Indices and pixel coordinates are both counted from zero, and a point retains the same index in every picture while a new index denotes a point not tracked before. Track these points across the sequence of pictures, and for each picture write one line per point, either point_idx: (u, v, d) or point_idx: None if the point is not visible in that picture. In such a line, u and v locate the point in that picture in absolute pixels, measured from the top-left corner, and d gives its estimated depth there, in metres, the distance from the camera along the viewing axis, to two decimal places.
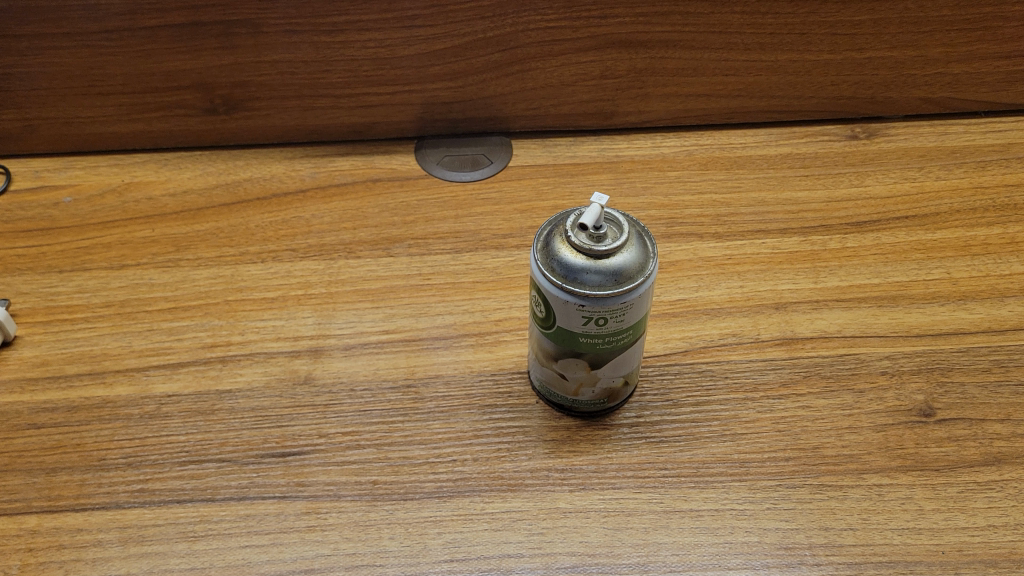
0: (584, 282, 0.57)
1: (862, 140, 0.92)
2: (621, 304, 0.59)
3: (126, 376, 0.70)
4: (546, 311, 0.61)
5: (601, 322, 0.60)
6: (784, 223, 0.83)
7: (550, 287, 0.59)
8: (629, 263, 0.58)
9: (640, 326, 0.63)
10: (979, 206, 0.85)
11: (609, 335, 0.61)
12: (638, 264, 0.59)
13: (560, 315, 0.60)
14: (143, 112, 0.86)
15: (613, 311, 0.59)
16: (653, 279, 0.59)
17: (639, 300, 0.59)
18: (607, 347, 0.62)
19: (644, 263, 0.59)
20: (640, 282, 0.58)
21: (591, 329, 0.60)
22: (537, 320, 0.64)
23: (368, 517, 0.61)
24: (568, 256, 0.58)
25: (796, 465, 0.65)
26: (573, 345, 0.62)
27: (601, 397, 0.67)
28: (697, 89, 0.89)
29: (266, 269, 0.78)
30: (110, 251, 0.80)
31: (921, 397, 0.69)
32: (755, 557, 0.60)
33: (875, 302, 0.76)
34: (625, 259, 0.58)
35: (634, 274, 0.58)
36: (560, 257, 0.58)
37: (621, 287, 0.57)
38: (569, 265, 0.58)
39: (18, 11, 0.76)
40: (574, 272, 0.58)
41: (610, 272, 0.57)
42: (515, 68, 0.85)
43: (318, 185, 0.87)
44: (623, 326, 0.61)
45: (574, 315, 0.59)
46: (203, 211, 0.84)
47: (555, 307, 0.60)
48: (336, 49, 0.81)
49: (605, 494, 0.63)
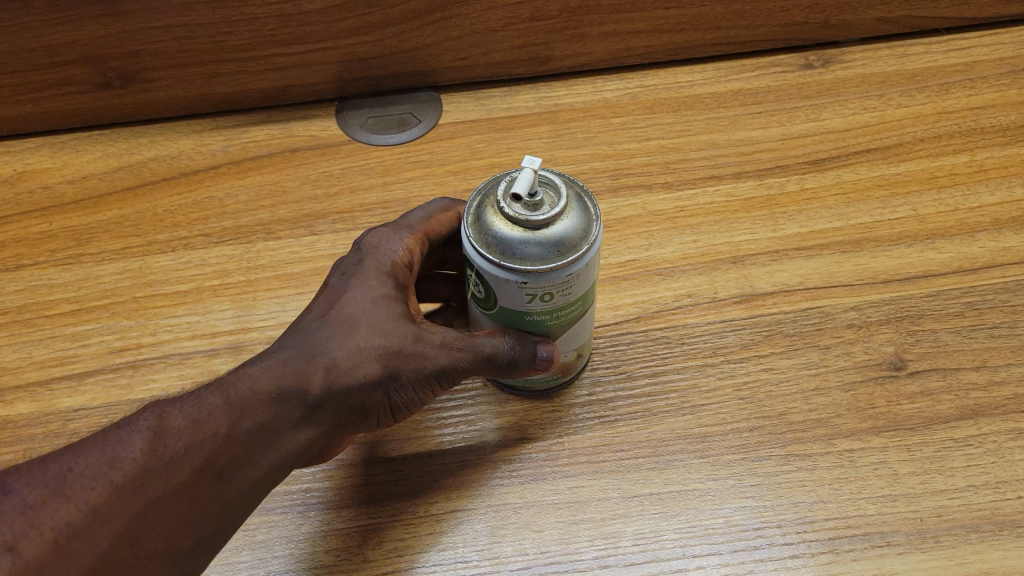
0: (524, 259, 0.50)
1: (818, 69, 0.87)
2: (567, 277, 0.52)
3: (28, 392, 0.63)
4: (485, 291, 0.54)
5: (546, 297, 0.53)
6: (737, 166, 0.78)
7: (486, 266, 0.52)
8: (572, 230, 0.51)
9: (589, 293, 0.56)
10: (944, 133, 0.79)
11: (558, 309, 0.55)
12: (581, 229, 0.52)
13: (501, 295, 0.53)
14: (29, 92, 0.78)
15: (560, 285, 0.52)
16: (598, 243, 0.53)
17: (586, 269, 0.53)
18: (556, 322, 0.56)
19: (587, 226, 0.52)
20: (586, 249, 0.51)
21: (536, 306, 0.54)
22: (474, 299, 0.56)
23: (301, 531, 0.56)
24: (502, 229, 0.50)
25: (760, 435, 0.60)
26: (519, 323, 0.56)
27: (555, 373, 0.61)
28: (637, 25, 0.82)
29: (178, 258, 0.71)
30: (4, 251, 0.72)
31: (891, 348, 0.64)
32: (719, 540, 0.55)
33: (839, 248, 0.71)
34: (567, 226, 0.51)
35: (578, 241, 0.51)
36: (493, 231, 0.51)
37: (567, 259, 0.51)
38: (506, 241, 0.50)
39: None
40: (513, 250, 0.50)
41: (551, 243, 0.50)
42: (436, 16, 0.77)
43: (231, 160, 0.79)
44: (573, 297, 0.54)
45: (516, 293, 0.52)
46: (106, 198, 0.76)
47: (494, 286, 0.53)
48: (234, 7, 0.72)
49: (558, 484, 0.58)
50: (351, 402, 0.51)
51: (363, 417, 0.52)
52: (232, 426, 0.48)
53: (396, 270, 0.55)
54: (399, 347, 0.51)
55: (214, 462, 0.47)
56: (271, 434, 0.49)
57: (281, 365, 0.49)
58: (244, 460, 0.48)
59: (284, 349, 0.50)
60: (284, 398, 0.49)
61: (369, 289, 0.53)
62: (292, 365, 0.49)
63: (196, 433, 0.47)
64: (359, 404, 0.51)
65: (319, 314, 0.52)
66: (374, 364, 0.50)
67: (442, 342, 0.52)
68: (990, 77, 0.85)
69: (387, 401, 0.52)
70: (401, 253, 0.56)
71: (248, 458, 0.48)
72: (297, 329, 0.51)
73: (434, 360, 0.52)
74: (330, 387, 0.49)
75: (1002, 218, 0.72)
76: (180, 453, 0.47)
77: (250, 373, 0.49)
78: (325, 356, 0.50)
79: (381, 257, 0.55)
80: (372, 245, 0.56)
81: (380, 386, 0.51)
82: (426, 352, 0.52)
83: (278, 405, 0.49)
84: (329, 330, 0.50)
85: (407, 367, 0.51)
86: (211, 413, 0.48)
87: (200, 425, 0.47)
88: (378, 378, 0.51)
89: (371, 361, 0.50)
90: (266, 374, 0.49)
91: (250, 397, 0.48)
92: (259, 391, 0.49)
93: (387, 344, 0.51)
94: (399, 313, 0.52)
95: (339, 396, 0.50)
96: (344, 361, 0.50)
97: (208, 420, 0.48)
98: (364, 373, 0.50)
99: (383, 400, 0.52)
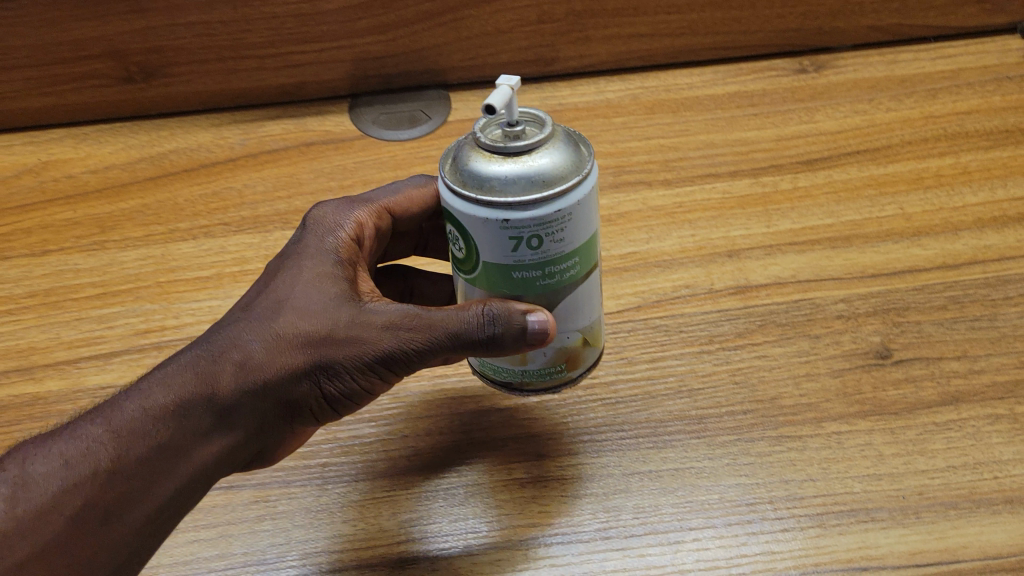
0: (501, 188, 0.47)
1: (811, 74, 0.91)
2: (555, 215, 0.48)
3: (56, 370, 0.66)
4: (468, 246, 0.51)
5: (533, 244, 0.49)
6: (734, 165, 0.82)
7: (464, 207, 0.49)
8: (558, 161, 0.48)
9: (584, 252, 0.53)
10: (930, 136, 0.83)
11: (547, 265, 0.51)
12: (569, 164, 0.48)
13: (483, 245, 0.50)
14: (53, 85, 0.81)
15: (545, 225, 0.48)
16: (587, 181, 0.49)
17: (575, 210, 0.49)
18: (547, 282, 0.52)
19: (576, 162, 0.49)
20: (571, 182, 0.48)
21: (524, 257, 0.50)
22: (461, 268, 0.54)
23: (321, 501, 0.60)
24: (481, 162, 0.48)
25: (753, 417, 0.64)
26: (507, 285, 0.52)
27: (556, 360, 0.57)
28: (639, 29, 0.87)
29: (199, 246, 0.74)
30: (31, 237, 0.75)
31: (877, 338, 0.68)
32: (714, 514, 0.58)
33: (829, 244, 0.74)
34: (552, 158, 0.48)
35: (562, 175, 0.48)
36: (472, 165, 0.48)
37: (549, 188, 0.47)
38: (483, 170, 0.47)
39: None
40: (488, 178, 0.47)
41: (533, 173, 0.47)
42: (447, 18, 0.82)
43: (248, 153, 0.82)
44: (562, 250, 0.50)
45: (499, 239, 0.49)
46: (127, 187, 0.80)
47: (475, 234, 0.49)
48: (254, 7, 0.77)
49: (563, 461, 0.62)
50: (273, 398, 0.51)
51: (288, 413, 0.52)
52: (129, 444, 0.48)
53: (339, 257, 0.56)
54: (326, 333, 0.50)
55: (112, 483, 0.47)
56: (177, 444, 0.48)
57: (187, 370, 0.50)
58: (149, 476, 0.48)
59: (198, 348, 0.51)
60: (190, 406, 0.49)
61: (302, 277, 0.53)
62: (197, 370, 0.50)
63: (84, 458, 0.47)
64: (283, 397, 0.51)
65: (241, 310, 0.52)
66: (298, 351, 0.50)
67: (381, 324, 0.51)
68: (975, 83, 0.89)
69: (319, 393, 0.52)
70: (342, 233, 0.58)
71: (152, 472, 0.48)
72: (219, 326, 0.52)
73: (375, 345, 0.51)
74: (243, 384, 0.50)
75: (985, 217, 0.75)
76: (71, 479, 0.46)
77: (154, 383, 0.49)
78: (238, 352, 0.50)
79: (320, 240, 0.57)
80: (319, 221, 0.59)
81: (306, 376, 0.51)
82: (365, 335, 0.51)
83: (183, 414, 0.49)
84: (249, 324, 0.51)
85: (339, 354, 0.51)
86: (107, 432, 0.48)
87: (93, 447, 0.47)
88: (305, 368, 0.50)
89: (293, 351, 0.50)
90: (171, 382, 0.49)
91: (151, 409, 0.48)
92: (162, 402, 0.49)
93: (312, 331, 0.50)
94: (331, 298, 0.52)
95: (255, 393, 0.50)
96: (261, 355, 0.50)
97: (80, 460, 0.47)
98: (285, 365, 0.50)
99: (315, 391, 0.52)
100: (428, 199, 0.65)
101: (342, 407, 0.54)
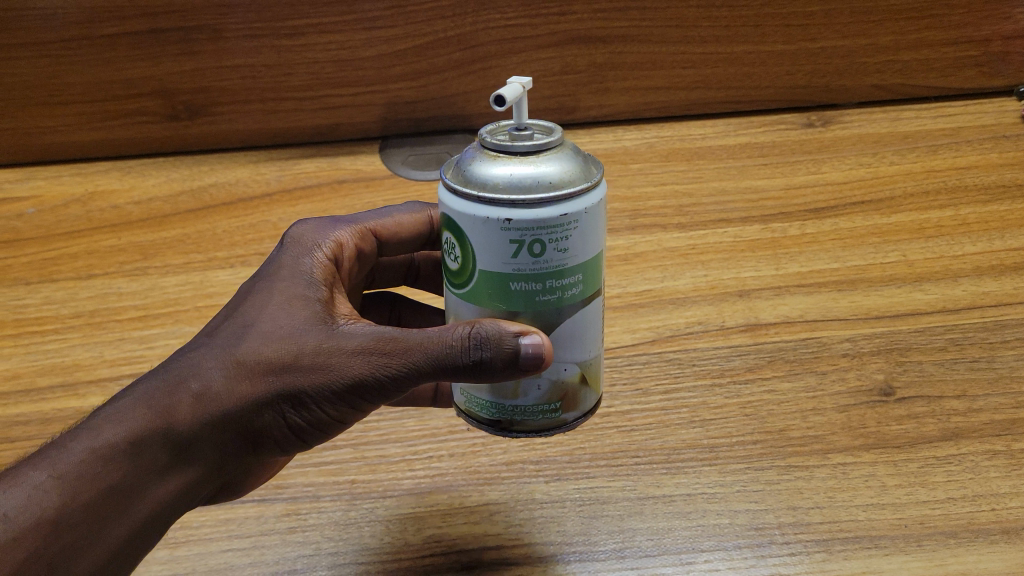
0: (505, 186, 0.47)
1: (819, 127, 0.98)
2: (559, 220, 0.48)
3: (99, 386, 0.68)
4: (466, 254, 0.50)
5: (535, 251, 0.48)
6: (744, 212, 0.87)
7: (465, 209, 0.49)
8: (565, 166, 0.48)
9: (587, 272, 0.51)
10: (931, 189, 0.88)
11: (548, 277, 0.49)
12: (576, 173, 0.49)
13: (480, 251, 0.49)
14: (104, 120, 0.93)
15: (549, 229, 0.48)
16: (594, 193, 0.49)
17: (581, 219, 0.49)
18: (547, 300, 0.50)
19: (583, 173, 0.49)
20: (577, 187, 0.48)
21: (523, 265, 0.49)
22: (456, 283, 0.53)
23: (349, 515, 0.63)
24: (487, 161, 0.48)
25: (763, 447, 0.66)
26: (504, 300, 0.50)
27: (552, 397, 0.54)
28: (657, 82, 0.96)
29: (235, 273, 0.78)
30: (77, 261, 0.81)
31: (880, 376, 0.70)
32: (726, 538, 0.59)
33: (835, 287, 0.78)
34: (560, 163, 0.48)
35: (570, 181, 0.48)
36: (478, 165, 0.49)
37: (554, 189, 0.47)
38: (486, 171, 0.48)
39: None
40: (491, 178, 0.48)
41: (539, 173, 0.47)
42: (477, 66, 0.92)
43: (284, 188, 0.89)
44: (564, 262, 0.49)
45: (499, 242, 0.48)
46: (169, 218, 0.86)
47: (474, 239, 0.49)
48: (297, 52, 0.89)
49: (579, 484, 0.64)
50: (233, 430, 0.50)
51: (253, 444, 0.52)
52: (76, 490, 0.47)
53: (312, 277, 0.55)
54: (292, 359, 0.50)
55: (57, 533, 0.47)
56: (128, 486, 0.48)
57: (141, 406, 0.49)
58: (97, 521, 0.48)
59: (155, 379, 0.51)
60: (142, 445, 0.49)
61: (271, 301, 0.53)
62: (155, 403, 0.49)
63: (31, 506, 0.47)
64: (245, 428, 0.50)
65: (206, 338, 0.52)
66: (263, 377, 0.50)
67: (354, 349, 0.50)
68: (973, 141, 0.94)
69: (285, 422, 0.51)
70: (318, 256, 0.58)
71: (101, 517, 0.48)
72: (179, 354, 0.52)
73: (347, 370, 0.50)
74: (202, 417, 0.49)
75: (984, 264, 0.79)
76: (8, 533, 0.46)
77: (109, 418, 0.49)
78: (199, 382, 0.49)
79: (294, 264, 0.57)
80: (296, 242, 0.59)
81: (271, 404, 0.50)
82: (337, 361, 0.50)
83: (135, 453, 0.48)
84: (210, 351, 0.51)
85: (306, 381, 0.50)
86: (50, 478, 0.47)
87: (35, 497, 0.47)
88: (269, 397, 0.50)
89: (256, 379, 0.50)
90: (123, 420, 0.49)
91: (101, 449, 0.48)
92: (112, 441, 0.48)
93: (278, 357, 0.50)
94: (299, 323, 0.51)
95: (216, 423, 0.50)
96: (221, 385, 0.49)
97: (30, 505, 0.46)
98: (247, 395, 0.50)
99: (280, 420, 0.51)
100: (418, 226, 0.67)
101: (309, 438, 0.53)
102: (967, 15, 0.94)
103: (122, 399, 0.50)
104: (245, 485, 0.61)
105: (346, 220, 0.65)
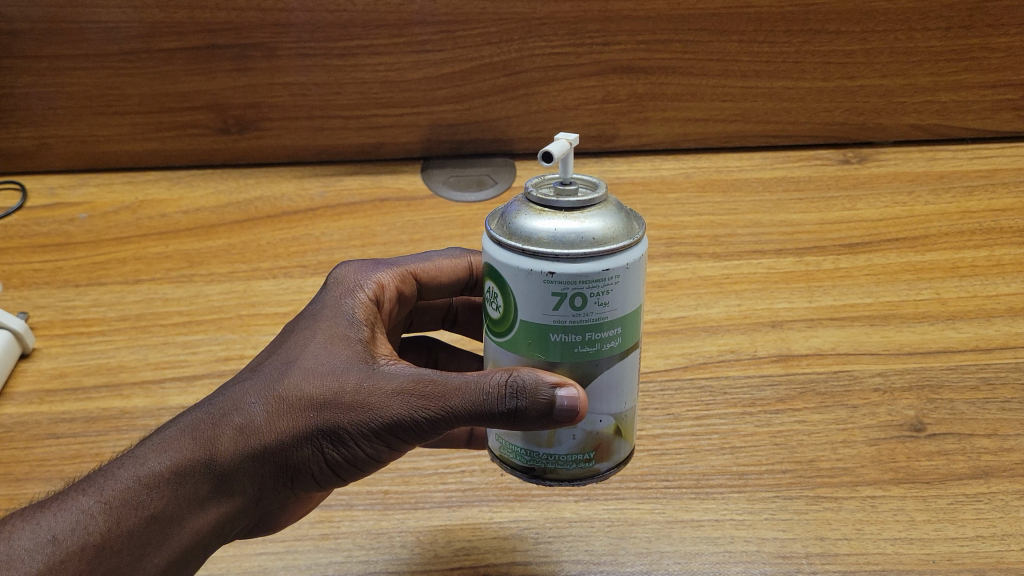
0: (549, 240, 0.47)
1: (855, 164, 0.98)
2: (602, 275, 0.48)
3: (143, 388, 0.70)
4: (507, 304, 0.50)
5: (576, 304, 0.48)
6: (780, 244, 0.88)
7: (507, 260, 0.49)
8: (609, 221, 0.48)
9: (627, 324, 0.51)
10: (966, 229, 0.88)
11: (588, 330, 0.49)
12: (620, 227, 0.49)
13: (522, 302, 0.49)
14: (157, 131, 0.96)
15: (590, 284, 0.48)
16: (638, 247, 0.49)
17: (623, 274, 0.49)
18: (586, 351, 0.50)
19: (627, 227, 0.49)
20: (621, 243, 0.48)
21: (564, 318, 0.49)
22: (495, 330, 0.53)
23: (380, 525, 0.64)
24: (531, 215, 0.48)
25: (792, 477, 0.66)
26: (543, 350, 0.50)
27: (586, 447, 0.54)
28: (696, 114, 0.98)
29: (278, 284, 0.80)
30: (126, 266, 0.84)
31: (911, 412, 0.70)
32: (754, 565, 0.59)
33: (868, 321, 0.79)
34: (604, 218, 0.48)
35: (614, 236, 0.48)
36: (522, 219, 0.49)
37: (597, 244, 0.47)
38: (530, 225, 0.48)
39: (53, 33, 0.90)
40: (535, 232, 0.48)
41: (584, 228, 0.47)
42: (520, 92, 0.95)
43: (327, 204, 0.92)
44: (605, 316, 0.49)
45: (541, 295, 0.48)
46: (215, 228, 0.89)
47: (516, 290, 0.49)
48: (347, 72, 0.92)
49: (609, 505, 0.65)
50: (271, 464, 0.51)
51: (289, 479, 0.52)
52: (122, 515, 0.47)
53: (355, 317, 0.56)
54: (332, 397, 0.50)
55: (100, 558, 0.47)
56: (169, 515, 0.48)
57: (185, 436, 0.50)
58: (138, 549, 0.48)
59: (199, 410, 0.51)
60: (185, 474, 0.49)
61: (314, 339, 0.53)
62: (198, 434, 0.50)
63: (74, 531, 0.46)
64: (284, 462, 0.51)
65: (250, 371, 0.53)
66: (303, 414, 0.50)
67: (392, 389, 0.50)
68: (1009, 183, 0.95)
69: (322, 456, 0.52)
70: (362, 294, 0.59)
71: (141, 545, 0.48)
72: (224, 387, 0.52)
73: (384, 411, 0.50)
74: (242, 449, 0.50)
75: (1016, 305, 0.80)
76: (56, 556, 0.46)
77: (153, 447, 0.49)
78: (241, 416, 0.50)
79: (339, 301, 0.58)
80: (341, 279, 0.60)
81: (308, 441, 0.51)
82: (375, 401, 0.50)
83: (178, 482, 0.49)
84: (252, 386, 0.51)
85: (344, 419, 0.50)
86: (97, 503, 0.48)
87: (82, 520, 0.47)
88: (307, 433, 0.50)
89: (296, 415, 0.50)
90: (169, 449, 0.49)
91: (145, 477, 0.48)
92: (157, 469, 0.49)
93: (318, 394, 0.50)
94: (341, 361, 0.52)
95: (256, 457, 0.50)
96: (262, 420, 0.50)
97: (73, 531, 0.46)
98: (286, 429, 0.50)
99: (317, 455, 0.51)
100: (462, 272, 0.67)
101: (344, 473, 0.54)
102: (1008, 59, 0.96)
103: (168, 429, 0.50)
104: (280, 517, 0.61)
105: (393, 260, 0.66)
